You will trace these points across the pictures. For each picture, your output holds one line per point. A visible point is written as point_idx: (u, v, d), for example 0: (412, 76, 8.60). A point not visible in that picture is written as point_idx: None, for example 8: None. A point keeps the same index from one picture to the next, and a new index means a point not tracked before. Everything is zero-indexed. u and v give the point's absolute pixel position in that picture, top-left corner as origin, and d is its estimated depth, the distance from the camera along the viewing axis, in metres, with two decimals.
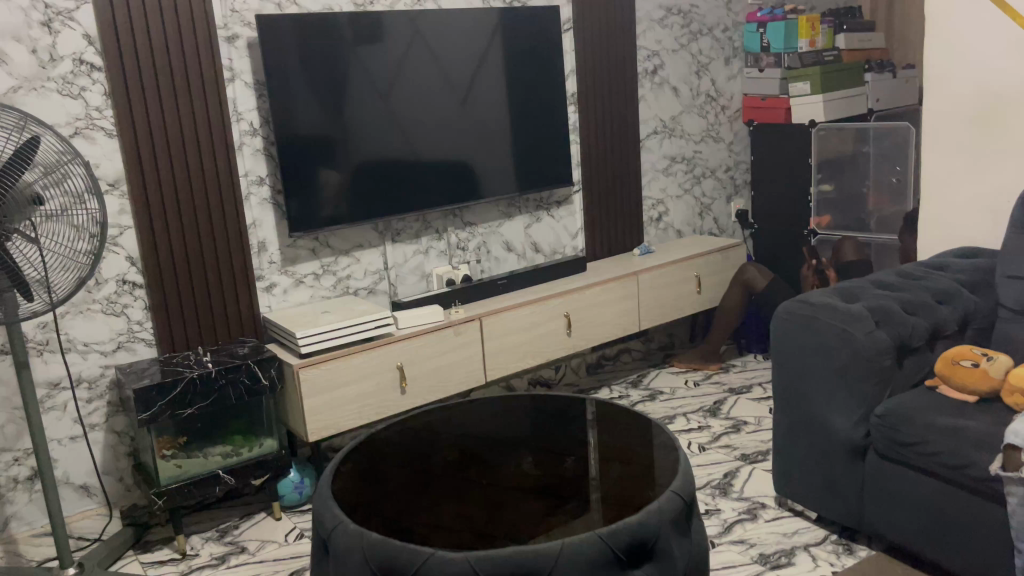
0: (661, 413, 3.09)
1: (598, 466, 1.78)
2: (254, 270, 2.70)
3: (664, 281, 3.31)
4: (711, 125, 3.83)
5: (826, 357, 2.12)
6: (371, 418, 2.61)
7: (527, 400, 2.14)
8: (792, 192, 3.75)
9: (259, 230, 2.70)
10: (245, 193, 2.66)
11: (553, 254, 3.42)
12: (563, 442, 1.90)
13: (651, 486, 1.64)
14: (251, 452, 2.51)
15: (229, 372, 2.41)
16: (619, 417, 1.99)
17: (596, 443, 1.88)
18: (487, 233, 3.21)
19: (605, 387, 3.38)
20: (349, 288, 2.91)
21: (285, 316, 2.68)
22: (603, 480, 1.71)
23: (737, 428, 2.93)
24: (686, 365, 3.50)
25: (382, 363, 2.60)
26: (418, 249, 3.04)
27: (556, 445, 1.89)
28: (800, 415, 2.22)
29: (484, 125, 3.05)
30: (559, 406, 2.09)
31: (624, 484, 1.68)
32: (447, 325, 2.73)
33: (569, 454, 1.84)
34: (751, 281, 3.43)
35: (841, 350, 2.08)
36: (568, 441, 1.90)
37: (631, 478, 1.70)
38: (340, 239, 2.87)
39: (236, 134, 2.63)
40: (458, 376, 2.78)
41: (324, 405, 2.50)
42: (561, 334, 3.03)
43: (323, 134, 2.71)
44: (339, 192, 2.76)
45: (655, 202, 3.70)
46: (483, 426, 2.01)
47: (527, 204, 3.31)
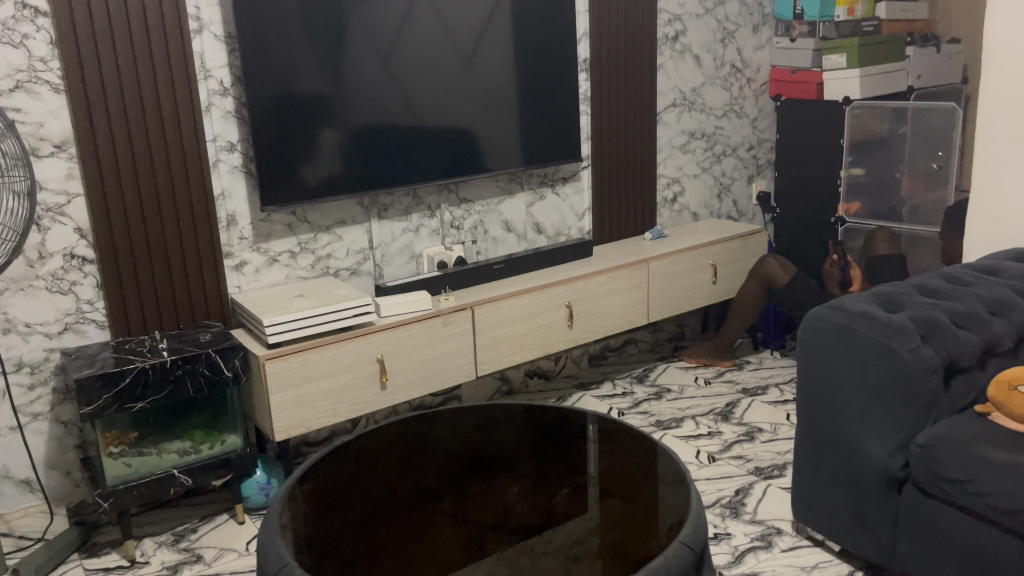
0: (668, 415, 2.83)
1: (594, 486, 1.58)
2: (223, 247, 2.43)
3: (677, 269, 3.03)
4: (735, 98, 3.51)
5: (861, 374, 1.84)
6: (346, 415, 2.35)
7: (518, 411, 1.87)
8: (821, 176, 3.44)
9: (229, 202, 2.42)
10: (213, 160, 2.37)
11: (557, 236, 3.13)
12: (557, 456, 1.69)
13: (656, 517, 1.43)
14: (212, 449, 2.26)
15: (187, 362, 2.15)
16: (621, 439, 1.73)
17: (596, 473, 1.62)
18: (484, 211, 2.93)
19: (608, 382, 3.12)
20: (329, 269, 2.64)
21: (255, 299, 2.42)
22: (600, 503, 1.51)
23: (750, 436, 2.67)
24: (697, 360, 3.23)
25: (360, 356, 2.33)
26: (407, 227, 2.76)
27: (548, 471, 1.64)
28: (827, 435, 1.95)
29: (487, 91, 2.74)
30: (554, 422, 1.83)
31: (623, 513, 1.47)
32: (435, 314, 2.46)
33: (562, 472, 1.63)
34: (771, 275, 3.08)
35: (879, 368, 1.80)
36: (564, 456, 1.69)
37: (631, 504, 1.50)
38: (320, 214, 2.58)
39: (204, 94, 2.33)
40: (445, 370, 2.52)
41: (293, 401, 2.25)
42: (562, 326, 2.76)
43: (310, 94, 2.41)
44: (334, 153, 2.49)
45: (671, 181, 3.39)
46: (466, 441, 1.75)
47: (531, 180, 3.02)
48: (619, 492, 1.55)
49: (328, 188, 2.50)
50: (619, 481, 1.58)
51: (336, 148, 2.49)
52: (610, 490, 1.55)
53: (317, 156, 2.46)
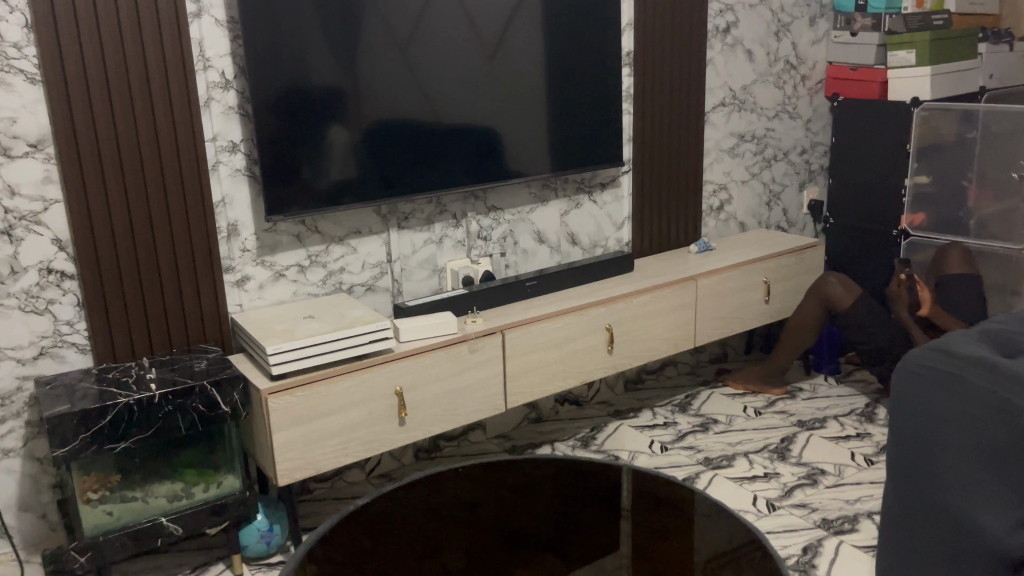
0: (717, 453, 2.54)
1: (628, 518, 1.53)
2: (222, 261, 2.14)
3: (727, 288, 2.73)
4: (788, 97, 3.20)
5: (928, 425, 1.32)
6: (359, 455, 2.07)
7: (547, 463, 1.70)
8: (883, 183, 3.14)
9: (230, 209, 2.13)
10: (212, 163, 2.08)
11: (592, 248, 2.84)
12: (591, 487, 1.62)
13: (693, 552, 1.42)
14: (206, 492, 1.99)
15: (178, 397, 1.87)
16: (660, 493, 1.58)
17: (637, 536, 1.48)
18: (514, 220, 2.63)
19: (647, 410, 2.84)
20: (342, 285, 2.35)
21: (257, 320, 2.13)
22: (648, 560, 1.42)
23: (813, 480, 2.37)
24: (744, 387, 2.95)
25: (376, 389, 2.05)
26: (429, 238, 2.47)
27: (587, 538, 1.48)
28: (907, 502, 1.35)
29: (519, 87, 2.46)
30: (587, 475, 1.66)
31: (662, 549, 1.44)
32: (462, 340, 2.17)
33: (592, 509, 1.56)
34: (831, 297, 2.76)
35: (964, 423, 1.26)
36: (592, 490, 1.61)
37: (667, 536, 1.47)
38: (333, 224, 2.30)
39: (203, 87, 2.04)
40: (472, 402, 2.23)
41: (301, 441, 1.96)
42: (601, 352, 2.47)
43: (327, 86, 2.13)
44: (352, 152, 2.21)
45: (717, 187, 3.08)
46: (489, 485, 1.63)
47: (566, 187, 2.72)
48: (654, 527, 1.50)
49: (344, 191, 2.22)
50: (654, 520, 1.51)
51: (353, 146, 2.21)
52: (643, 523, 1.51)
53: (332, 156, 2.18)
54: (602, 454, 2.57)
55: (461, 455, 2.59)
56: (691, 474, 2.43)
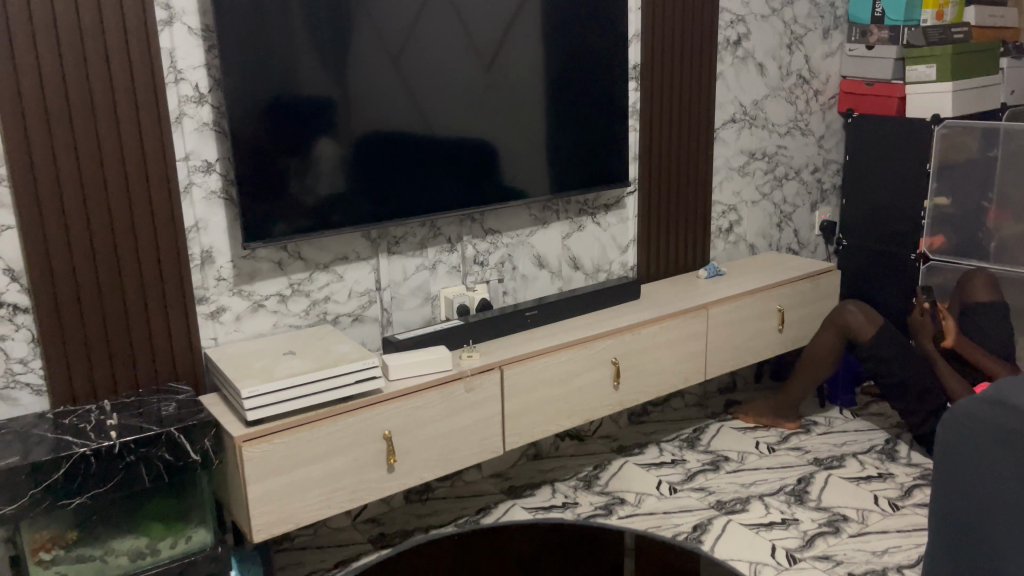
0: (731, 495, 2.37)
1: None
2: (195, 290, 1.96)
3: (740, 316, 2.56)
4: (800, 113, 3.04)
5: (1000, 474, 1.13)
6: (344, 506, 1.88)
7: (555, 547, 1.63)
8: (901, 205, 2.99)
9: (204, 235, 1.95)
10: (184, 185, 1.90)
11: (595, 273, 2.66)
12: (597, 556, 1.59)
13: None
14: (174, 549, 1.80)
15: (142, 446, 1.68)
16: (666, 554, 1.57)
17: None
18: (513, 243, 2.46)
19: (653, 446, 2.67)
20: (326, 315, 2.17)
21: (233, 356, 1.94)
22: None
23: (835, 528, 2.20)
24: (755, 420, 2.78)
25: (364, 433, 1.87)
26: (422, 264, 2.29)
27: None
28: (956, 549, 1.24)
29: (520, 104, 2.29)
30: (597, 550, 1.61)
31: None
32: (457, 378, 1.99)
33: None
34: (852, 326, 2.55)
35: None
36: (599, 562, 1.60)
37: None
38: (318, 249, 2.12)
39: (174, 101, 1.86)
40: (469, 445, 2.05)
41: (278, 493, 1.78)
42: (607, 387, 2.29)
43: (310, 101, 1.95)
44: (337, 167, 2.03)
45: (727, 208, 2.92)
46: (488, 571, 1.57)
47: (568, 208, 2.55)
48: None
49: (329, 212, 2.04)
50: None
51: (340, 160, 2.03)
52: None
53: (316, 174, 2.00)
54: (607, 496, 2.39)
55: (455, 496, 2.42)
56: (704, 519, 2.26)
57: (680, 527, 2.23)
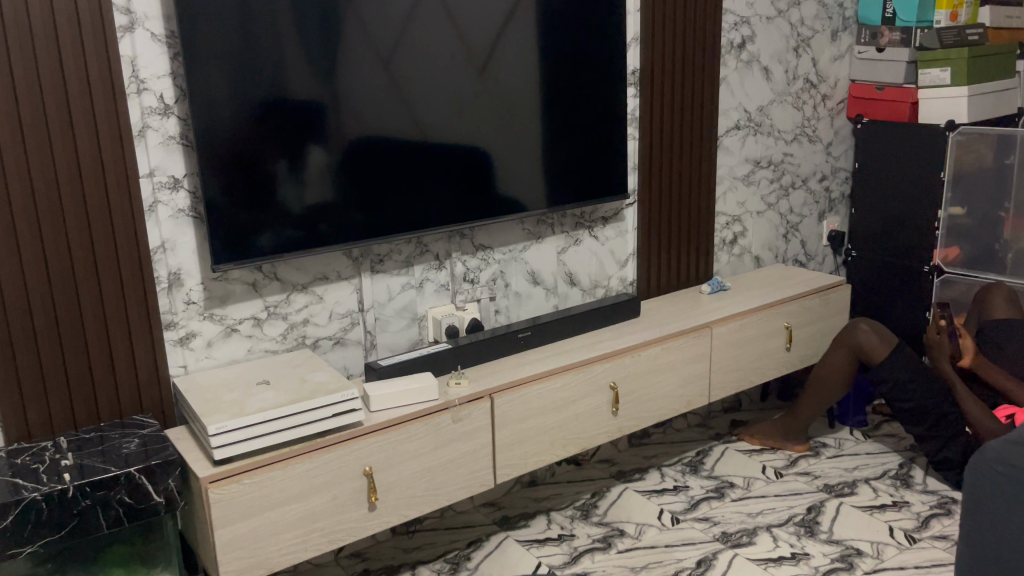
0: (737, 526, 2.23)
1: None
2: (161, 316, 1.83)
3: (745, 335, 2.43)
4: (807, 119, 2.91)
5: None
6: (321, 548, 1.75)
7: None
8: (914, 215, 2.85)
9: (172, 256, 1.82)
10: (148, 203, 1.77)
11: (593, 289, 2.53)
12: None
13: None
14: None
15: (99, 489, 1.55)
16: None
17: None
18: (505, 259, 2.32)
19: (654, 471, 2.53)
20: (305, 339, 2.04)
21: (202, 385, 1.81)
22: None
23: (848, 563, 2.06)
24: (762, 443, 2.65)
25: (342, 470, 1.73)
26: (408, 282, 2.16)
27: None
28: None
29: (512, 112, 2.15)
30: None
31: None
32: (443, 408, 1.86)
33: None
34: (863, 347, 2.45)
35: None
36: None
37: None
38: (295, 269, 1.98)
39: (137, 113, 1.72)
40: (457, 479, 1.91)
41: (248, 537, 1.64)
42: (605, 414, 2.16)
43: (286, 111, 1.81)
44: (323, 181, 1.90)
45: (731, 219, 2.78)
46: None
47: (564, 221, 2.42)
48: None
49: (310, 229, 1.91)
50: None
51: (321, 172, 1.89)
52: None
53: (294, 188, 1.86)
54: (605, 528, 2.26)
55: (445, 528, 2.28)
56: (708, 554, 2.12)
57: (682, 563, 2.09)
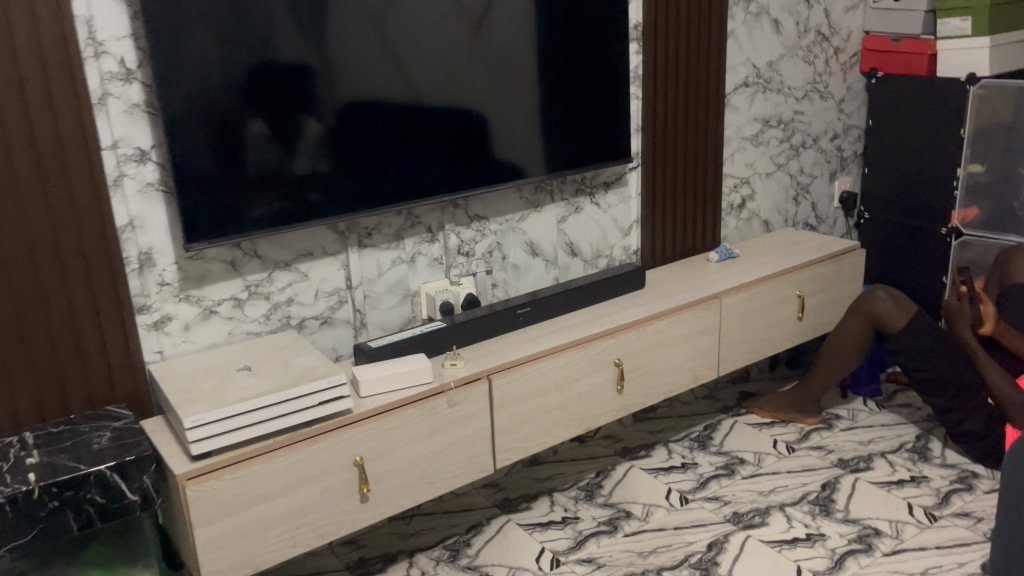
0: (749, 506, 2.14)
1: None
2: (133, 298, 1.70)
3: (756, 306, 2.31)
4: (819, 74, 2.75)
5: None
6: (311, 543, 1.65)
7: None
8: (931, 174, 2.71)
9: (142, 234, 1.68)
10: (113, 177, 1.63)
11: (595, 259, 2.40)
12: None
13: None
14: None
15: (67, 489, 1.44)
16: None
17: None
18: (502, 230, 2.19)
19: (661, 448, 2.43)
20: (290, 319, 1.91)
21: (179, 372, 1.69)
22: None
23: (866, 545, 1.96)
24: (772, 415, 2.55)
25: (330, 461, 1.62)
26: (399, 257, 2.03)
27: None
28: None
29: (507, 72, 2.00)
30: None
31: None
32: (439, 392, 1.74)
33: None
34: (880, 316, 2.33)
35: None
36: None
37: None
38: (277, 245, 1.85)
39: (96, 79, 1.57)
40: (454, 466, 1.81)
41: (230, 535, 1.54)
42: (610, 392, 2.04)
43: (265, 73, 1.66)
44: (316, 148, 1.76)
45: (739, 182, 2.64)
46: None
47: (563, 187, 2.28)
48: None
49: (298, 200, 1.77)
50: None
51: (310, 140, 1.75)
52: None
53: (281, 155, 1.72)
54: (611, 509, 2.16)
55: (443, 512, 2.19)
56: (719, 536, 2.02)
57: (693, 546, 1.99)
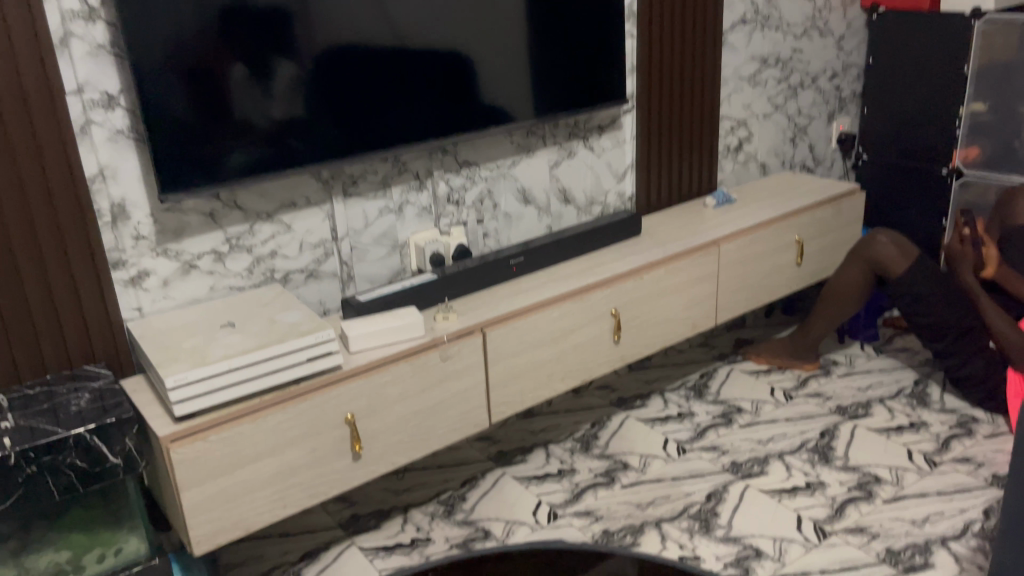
0: (748, 454, 2.11)
1: None
2: (108, 253, 1.61)
3: (755, 251, 2.25)
4: (819, 10, 2.65)
5: None
6: (302, 503, 1.60)
7: None
8: (931, 113, 2.63)
9: (115, 185, 1.59)
10: (80, 124, 1.53)
11: (589, 205, 2.32)
12: None
13: None
14: (100, 564, 1.53)
15: (45, 454, 1.37)
16: None
17: None
18: (493, 177, 2.11)
19: (657, 397, 2.39)
20: (274, 273, 1.84)
21: (159, 330, 1.61)
22: None
23: (867, 492, 1.94)
24: (768, 362, 2.52)
25: (320, 420, 1.56)
26: (386, 206, 1.95)
27: None
28: None
29: (497, 8, 1.89)
30: None
31: None
32: (432, 346, 1.68)
33: None
34: (880, 260, 2.28)
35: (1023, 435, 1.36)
36: None
37: None
38: (258, 195, 1.76)
39: (56, 17, 1.46)
40: (448, 421, 1.76)
41: (218, 498, 1.48)
42: (607, 343, 1.99)
43: (239, 10, 1.55)
44: (294, 92, 1.66)
45: (736, 124, 2.56)
46: None
47: (556, 131, 2.19)
48: None
49: (280, 148, 1.68)
50: None
51: (290, 84, 1.65)
52: None
53: (260, 100, 1.63)
54: (608, 460, 2.13)
55: (437, 467, 2.15)
56: (718, 486, 1.99)
57: (692, 497, 1.96)
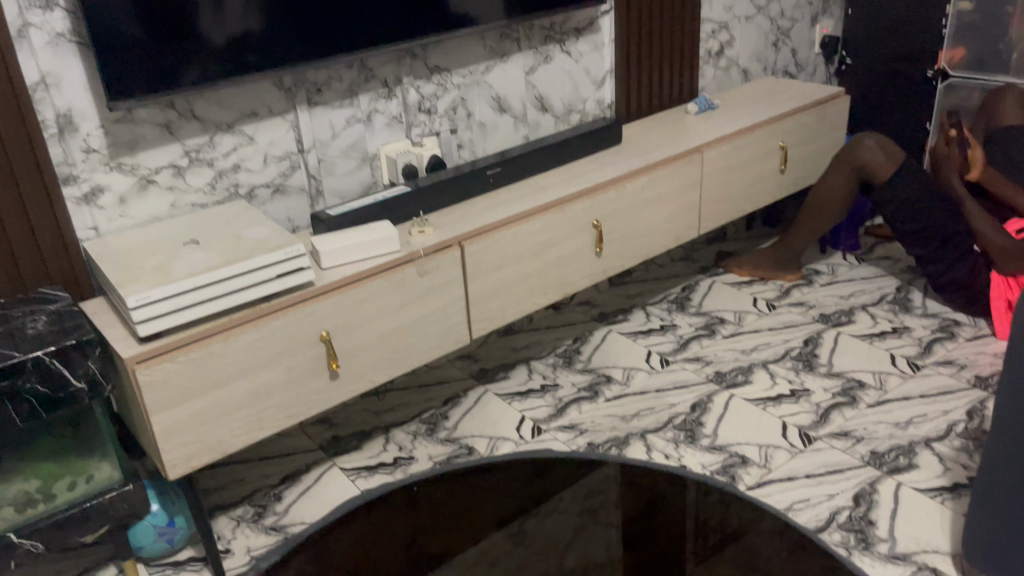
0: (732, 365, 2.09)
1: None
2: (57, 169, 1.51)
3: (738, 159, 2.18)
4: None
5: None
6: (280, 424, 1.55)
7: None
8: (917, 13, 2.54)
9: (61, 95, 1.47)
10: (17, 27, 1.40)
11: (567, 114, 2.23)
12: None
13: None
14: (71, 492, 1.47)
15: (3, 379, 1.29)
16: None
17: None
18: (466, 84, 2.01)
19: (639, 311, 2.36)
20: (238, 188, 1.74)
21: (118, 250, 1.52)
22: None
23: (851, 397, 1.93)
24: (751, 273, 2.48)
25: (294, 338, 1.50)
26: (354, 116, 1.84)
27: None
28: None
29: None
30: None
31: None
32: (408, 260, 1.61)
33: None
34: (868, 166, 2.19)
35: (1013, 357, 1.31)
36: None
37: None
38: (215, 104, 1.65)
39: None
40: (428, 338, 1.70)
41: (191, 421, 1.43)
42: (589, 255, 1.93)
43: None
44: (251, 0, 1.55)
45: (718, 27, 2.46)
46: None
47: (531, 34, 2.08)
48: None
49: (240, 62, 1.58)
50: None
51: None
52: None
53: (216, 13, 1.52)
54: (591, 375, 2.10)
55: (418, 387, 2.11)
56: (703, 397, 1.98)
57: (676, 408, 1.94)
